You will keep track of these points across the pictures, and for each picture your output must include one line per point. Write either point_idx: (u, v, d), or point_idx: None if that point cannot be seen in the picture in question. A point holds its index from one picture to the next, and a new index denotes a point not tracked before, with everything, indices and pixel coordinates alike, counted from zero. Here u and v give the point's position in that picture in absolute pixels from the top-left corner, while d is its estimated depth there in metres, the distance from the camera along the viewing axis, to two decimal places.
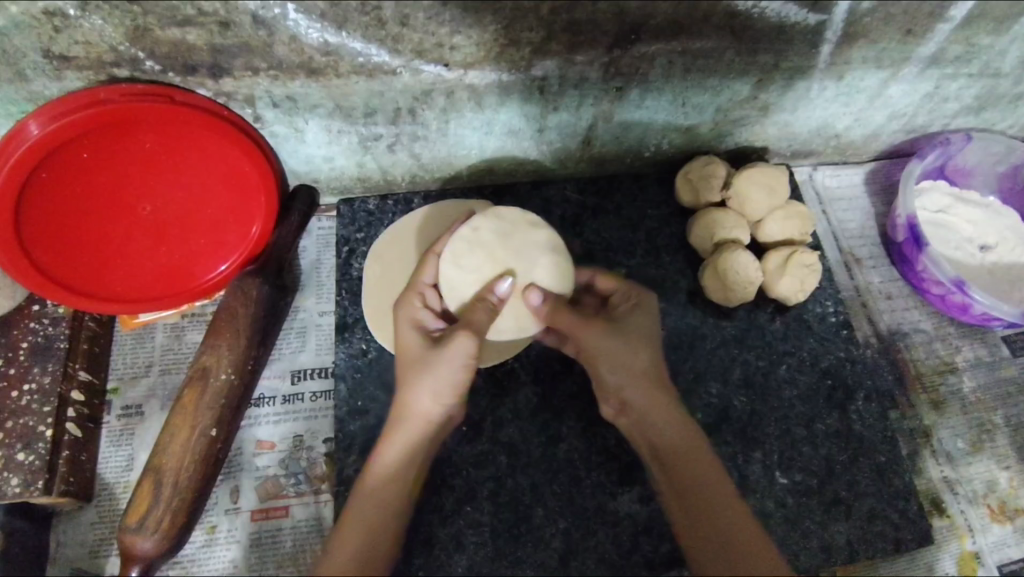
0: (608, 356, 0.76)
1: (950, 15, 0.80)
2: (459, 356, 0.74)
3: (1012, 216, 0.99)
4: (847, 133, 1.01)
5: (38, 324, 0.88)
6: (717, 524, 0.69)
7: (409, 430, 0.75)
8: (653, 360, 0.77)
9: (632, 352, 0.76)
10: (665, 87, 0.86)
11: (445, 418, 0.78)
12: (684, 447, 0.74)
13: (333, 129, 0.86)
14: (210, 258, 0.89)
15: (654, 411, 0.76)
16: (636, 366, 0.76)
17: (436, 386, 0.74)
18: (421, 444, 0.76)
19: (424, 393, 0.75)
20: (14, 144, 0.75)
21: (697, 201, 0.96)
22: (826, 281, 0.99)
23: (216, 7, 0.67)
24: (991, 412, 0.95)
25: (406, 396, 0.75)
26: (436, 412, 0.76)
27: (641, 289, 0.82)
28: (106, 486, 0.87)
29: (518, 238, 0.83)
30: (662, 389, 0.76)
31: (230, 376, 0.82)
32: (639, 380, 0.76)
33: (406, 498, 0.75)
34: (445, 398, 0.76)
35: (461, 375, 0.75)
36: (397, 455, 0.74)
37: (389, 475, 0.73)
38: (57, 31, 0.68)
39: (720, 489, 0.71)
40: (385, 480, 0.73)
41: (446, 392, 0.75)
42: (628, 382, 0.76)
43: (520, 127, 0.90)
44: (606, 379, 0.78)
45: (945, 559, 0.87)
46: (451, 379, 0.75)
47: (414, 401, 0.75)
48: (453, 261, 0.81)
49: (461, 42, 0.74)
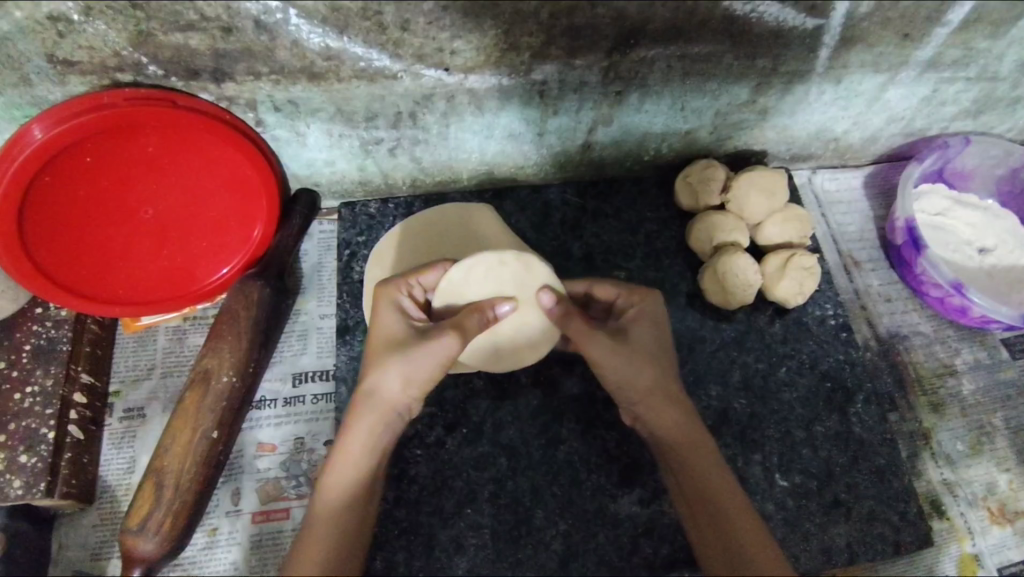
0: (614, 373, 0.76)
1: (947, 20, 0.81)
2: (439, 351, 0.72)
3: (1010, 218, 0.99)
4: (846, 137, 1.01)
5: (41, 326, 0.88)
6: (720, 538, 0.69)
7: (374, 415, 0.73)
8: (656, 372, 0.76)
9: (635, 366, 0.75)
10: (664, 91, 0.87)
11: (406, 411, 0.76)
12: (688, 460, 0.74)
13: (334, 132, 0.86)
14: (211, 260, 0.90)
15: (661, 426, 0.76)
16: (641, 380, 0.76)
17: (408, 376, 0.73)
18: (384, 432, 0.74)
19: (394, 379, 0.73)
20: (17, 148, 0.76)
21: (696, 204, 0.97)
22: (825, 284, 1.00)
23: (219, 12, 0.68)
24: (990, 414, 0.95)
25: (377, 378, 0.73)
26: (401, 402, 0.74)
27: (647, 293, 0.80)
28: (108, 489, 0.88)
29: (532, 277, 0.81)
30: (671, 400, 0.76)
31: (231, 379, 0.83)
32: (645, 398, 0.76)
33: (371, 486, 0.74)
34: (410, 390, 0.74)
35: (435, 370, 0.73)
36: (362, 443, 0.73)
37: (354, 464, 0.72)
38: (61, 36, 0.69)
39: (722, 502, 0.71)
40: (350, 468, 0.72)
41: (417, 382, 0.74)
42: (636, 400, 0.77)
43: (520, 131, 0.90)
44: (620, 395, 0.78)
45: (945, 561, 0.87)
46: (423, 373, 0.73)
47: (384, 387, 0.73)
48: (463, 273, 0.80)
49: (461, 47, 0.75)
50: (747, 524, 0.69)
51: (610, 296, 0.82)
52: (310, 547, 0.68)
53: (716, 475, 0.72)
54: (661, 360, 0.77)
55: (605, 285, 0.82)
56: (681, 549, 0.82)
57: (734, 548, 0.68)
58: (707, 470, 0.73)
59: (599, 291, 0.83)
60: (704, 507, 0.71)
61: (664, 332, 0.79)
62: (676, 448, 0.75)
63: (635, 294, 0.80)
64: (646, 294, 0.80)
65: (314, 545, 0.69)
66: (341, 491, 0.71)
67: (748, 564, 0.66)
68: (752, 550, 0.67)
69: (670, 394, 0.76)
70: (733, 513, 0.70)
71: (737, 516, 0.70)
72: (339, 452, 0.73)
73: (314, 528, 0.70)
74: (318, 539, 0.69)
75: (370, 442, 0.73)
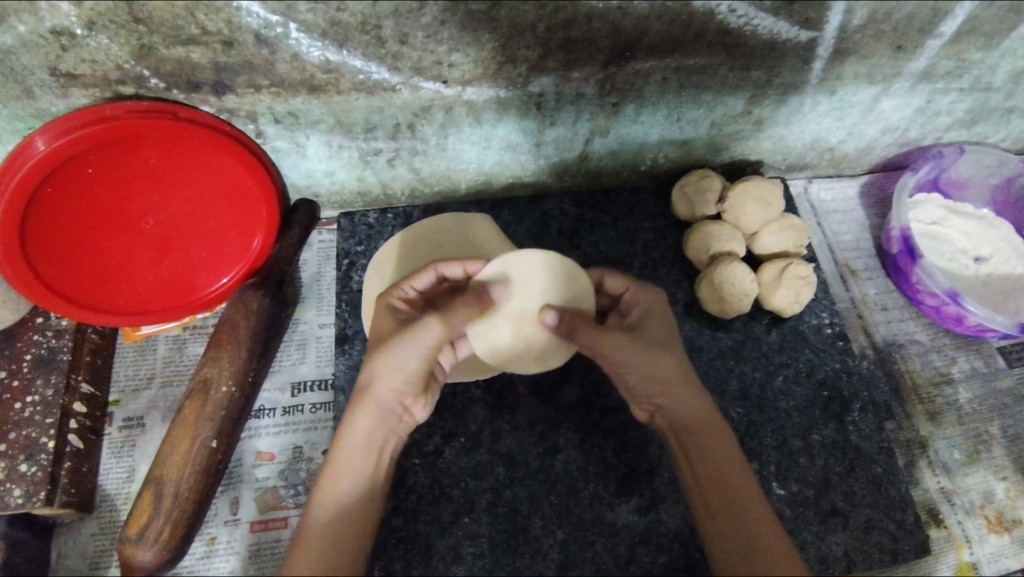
0: (635, 369, 0.77)
1: (939, 32, 0.82)
2: (426, 342, 0.74)
3: (1004, 227, 1.00)
4: (841, 147, 1.02)
5: (42, 336, 0.89)
6: (735, 528, 0.70)
7: (369, 412, 0.75)
8: (676, 363, 0.77)
9: (653, 359, 0.77)
10: (660, 103, 0.88)
11: (403, 407, 0.79)
12: (707, 449, 0.74)
13: (334, 143, 0.87)
14: (211, 270, 0.91)
15: (680, 413, 0.77)
16: (662, 373, 0.77)
17: (394, 368, 0.75)
18: (380, 428, 0.77)
19: (382, 373, 0.75)
20: (20, 160, 0.76)
21: (693, 214, 0.98)
22: (821, 293, 1.01)
23: (219, 26, 0.69)
24: (987, 422, 0.95)
25: (368, 374, 0.76)
26: (392, 396, 0.77)
27: (654, 290, 0.82)
28: (107, 498, 0.88)
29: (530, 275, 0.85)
30: (692, 389, 0.77)
31: (231, 388, 0.83)
32: (667, 388, 0.77)
33: (375, 484, 0.76)
34: (402, 383, 0.76)
35: (420, 359, 0.75)
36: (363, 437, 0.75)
37: (354, 455, 0.75)
38: (64, 49, 0.70)
39: (733, 483, 0.72)
40: (350, 462, 0.74)
41: (404, 374, 0.76)
42: (655, 391, 0.78)
43: (518, 142, 0.91)
44: (638, 390, 0.79)
45: (943, 569, 0.87)
46: (412, 364, 0.75)
47: (377, 382, 0.75)
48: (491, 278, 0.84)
49: (459, 60, 0.76)
50: (760, 517, 0.70)
51: (619, 288, 0.84)
52: (312, 531, 0.70)
53: (733, 464, 0.73)
54: (676, 352, 0.78)
55: (616, 277, 0.84)
56: (678, 558, 0.82)
57: (744, 535, 0.69)
58: (726, 464, 0.73)
59: (609, 283, 0.85)
60: (719, 494, 0.72)
61: (674, 325, 0.80)
62: (697, 440, 0.75)
63: (643, 290, 0.82)
64: (651, 289, 0.82)
65: (313, 536, 0.70)
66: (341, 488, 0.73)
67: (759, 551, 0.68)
68: (763, 539, 0.69)
69: (688, 385, 0.77)
70: (750, 506, 0.71)
71: (751, 511, 0.70)
72: (339, 447, 0.75)
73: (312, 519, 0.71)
74: (316, 531, 0.71)
75: (368, 438, 0.76)
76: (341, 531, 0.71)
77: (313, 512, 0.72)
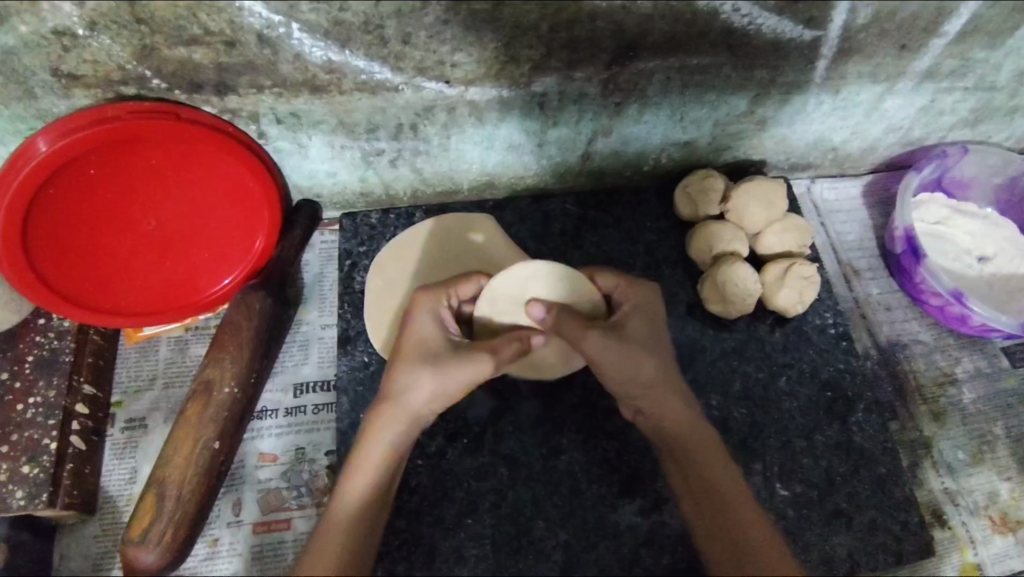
0: (616, 370, 0.77)
1: (943, 31, 0.82)
2: (476, 372, 0.76)
3: (1009, 227, 1.00)
4: (845, 146, 1.02)
5: (44, 337, 0.89)
6: (724, 531, 0.70)
7: (395, 420, 0.76)
8: (657, 366, 0.78)
9: (635, 360, 0.77)
10: (663, 103, 0.87)
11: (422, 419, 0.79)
12: (693, 455, 0.75)
13: (336, 144, 0.87)
14: (213, 271, 0.90)
15: (663, 417, 0.78)
16: (644, 374, 0.77)
17: (436, 387, 0.76)
18: (404, 439, 0.77)
19: (424, 389, 0.76)
20: (22, 161, 0.76)
21: (695, 214, 0.97)
22: (825, 293, 1.00)
23: (222, 26, 0.69)
24: (991, 423, 0.95)
25: (405, 386, 0.75)
26: (423, 411, 0.77)
27: (642, 287, 0.82)
28: (109, 499, 0.88)
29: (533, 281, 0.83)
30: (673, 391, 0.78)
31: (233, 389, 0.83)
32: (648, 392, 0.78)
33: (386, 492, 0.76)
34: (436, 399, 0.77)
35: (463, 386, 0.77)
36: (384, 448, 0.75)
37: (375, 465, 0.75)
38: (66, 50, 0.70)
39: (725, 492, 0.72)
40: (374, 471, 0.75)
41: (444, 394, 0.77)
42: (638, 393, 0.78)
43: (520, 143, 0.91)
44: (621, 391, 0.80)
45: (946, 570, 0.87)
46: (455, 387, 0.77)
47: (412, 394, 0.76)
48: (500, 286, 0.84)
49: (462, 60, 0.76)
50: (749, 517, 0.70)
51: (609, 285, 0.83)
52: (329, 542, 0.70)
53: (722, 468, 0.74)
54: (659, 351, 0.78)
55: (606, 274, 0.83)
56: (682, 560, 0.82)
57: (738, 545, 0.69)
58: (716, 469, 0.74)
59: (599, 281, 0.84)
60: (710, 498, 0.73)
61: (657, 321, 0.80)
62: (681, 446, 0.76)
63: (632, 288, 0.82)
64: (641, 286, 0.82)
65: (328, 548, 0.69)
66: (360, 497, 0.73)
67: (755, 562, 0.67)
68: (752, 542, 0.69)
69: (669, 386, 0.78)
70: (739, 507, 0.71)
71: (741, 513, 0.71)
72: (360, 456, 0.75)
73: (331, 530, 0.70)
74: (335, 543, 0.70)
75: (392, 450, 0.76)
76: (359, 539, 0.71)
77: (332, 523, 0.71)
